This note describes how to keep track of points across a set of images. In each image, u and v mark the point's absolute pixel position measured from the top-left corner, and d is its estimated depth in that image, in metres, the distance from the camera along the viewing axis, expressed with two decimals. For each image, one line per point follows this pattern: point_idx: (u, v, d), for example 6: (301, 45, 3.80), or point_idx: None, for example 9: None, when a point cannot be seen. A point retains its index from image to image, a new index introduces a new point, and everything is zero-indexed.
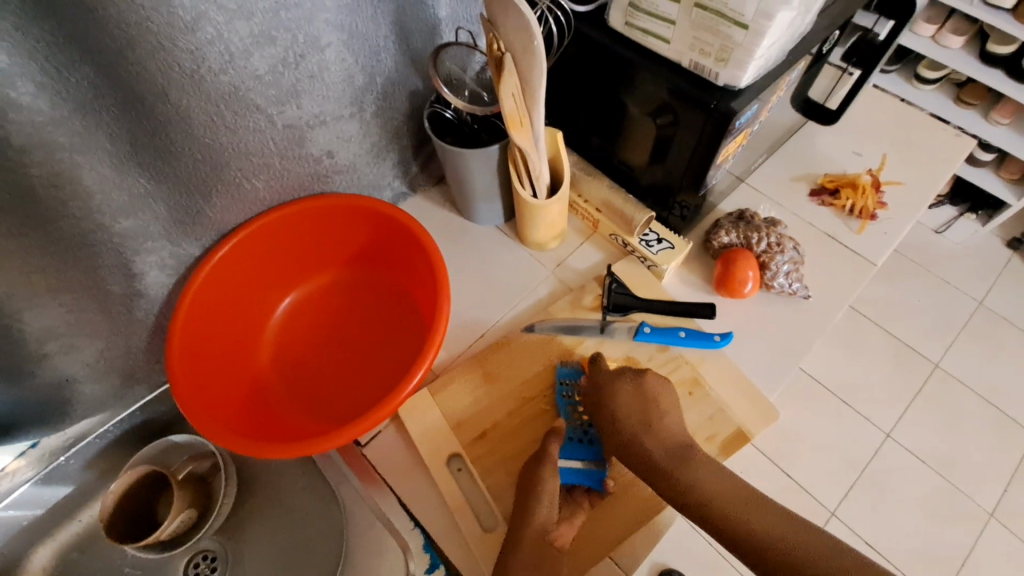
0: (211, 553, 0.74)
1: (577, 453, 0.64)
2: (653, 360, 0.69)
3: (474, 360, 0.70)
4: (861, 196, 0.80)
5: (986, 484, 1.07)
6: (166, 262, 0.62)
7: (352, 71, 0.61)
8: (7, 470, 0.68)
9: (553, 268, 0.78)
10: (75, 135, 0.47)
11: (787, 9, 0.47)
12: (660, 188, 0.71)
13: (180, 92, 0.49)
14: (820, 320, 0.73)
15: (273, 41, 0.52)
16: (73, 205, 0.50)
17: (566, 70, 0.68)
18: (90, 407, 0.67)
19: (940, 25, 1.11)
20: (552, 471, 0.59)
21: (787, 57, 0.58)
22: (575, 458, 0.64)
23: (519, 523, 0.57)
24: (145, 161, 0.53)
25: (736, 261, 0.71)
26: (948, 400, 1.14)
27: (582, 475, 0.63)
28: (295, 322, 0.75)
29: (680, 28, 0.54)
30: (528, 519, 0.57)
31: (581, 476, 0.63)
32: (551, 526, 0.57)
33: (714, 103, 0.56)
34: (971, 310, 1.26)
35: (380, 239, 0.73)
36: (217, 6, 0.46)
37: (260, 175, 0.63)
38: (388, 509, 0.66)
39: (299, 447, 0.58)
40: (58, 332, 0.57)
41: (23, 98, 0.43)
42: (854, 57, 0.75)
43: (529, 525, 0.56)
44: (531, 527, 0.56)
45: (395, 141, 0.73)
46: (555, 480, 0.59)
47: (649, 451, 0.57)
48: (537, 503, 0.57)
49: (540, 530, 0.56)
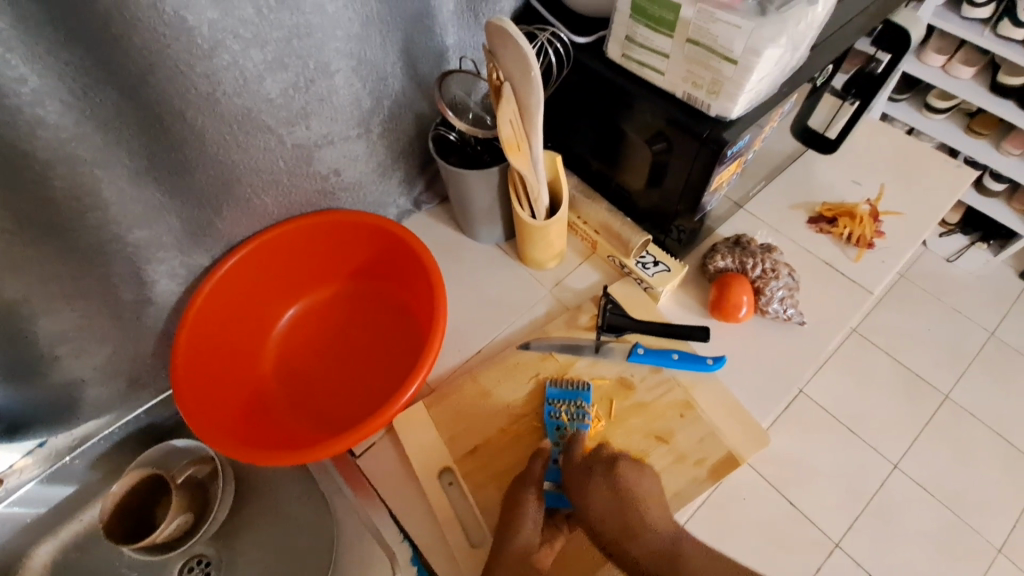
0: (206, 558, 0.75)
1: (565, 477, 0.65)
2: (645, 381, 0.70)
3: (469, 375, 0.71)
4: (857, 226, 0.81)
5: (992, 518, 1.05)
6: (177, 271, 0.64)
7: (359, 95, 0.64)
8: (14, 467, 0.70)
9: (551, 288, 0.79)
10: (95, 152, 0.50)
11: (775, 46, 0.49)
12: (658, 213, 0.73)
13: (196, 113, 0.52)
14: (815, 346, 0.74)
15: (285, 67, 0.55)
16: (91, 216, 0.53)
17: (566, 97, 0.71)
18: (97, 409, 0.69)
19: (950, 55, 1.11)
20: (537, 495, 0.60)
21: (780, 89, 0.59)
22: (565, 483, 0.64)
23: (503, 542, 0.58)
24: (161, 176, 0.56)
25: (730, 285, 0.73)
26: (956, 433, 1.12)
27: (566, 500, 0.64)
28: (297, 333, 0.77)
29: (674, 61, 0.56)
30: (512, 538, 0.58)
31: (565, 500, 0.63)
32: (532, 550, 0.58)
33: (706, 132, 0.57)
34: (983, 340, 1.26)
35: (382, 254, 0.76)
36: (233, 35, 0.49)
37: (269, 190, 0.65)
38: (379, 521, 0.67)
39: (294, 456, 0.59)
40: (70, 335, 0.59)
41: (51, 117, 0.45)
42: (854, 88, 0.75)
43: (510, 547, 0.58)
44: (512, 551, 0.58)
45: (400, 160, 0.76)
46: (538, 507, 0.60)
47: (612, 480, 0.59)
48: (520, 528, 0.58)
49: (523, 549, 0.58)
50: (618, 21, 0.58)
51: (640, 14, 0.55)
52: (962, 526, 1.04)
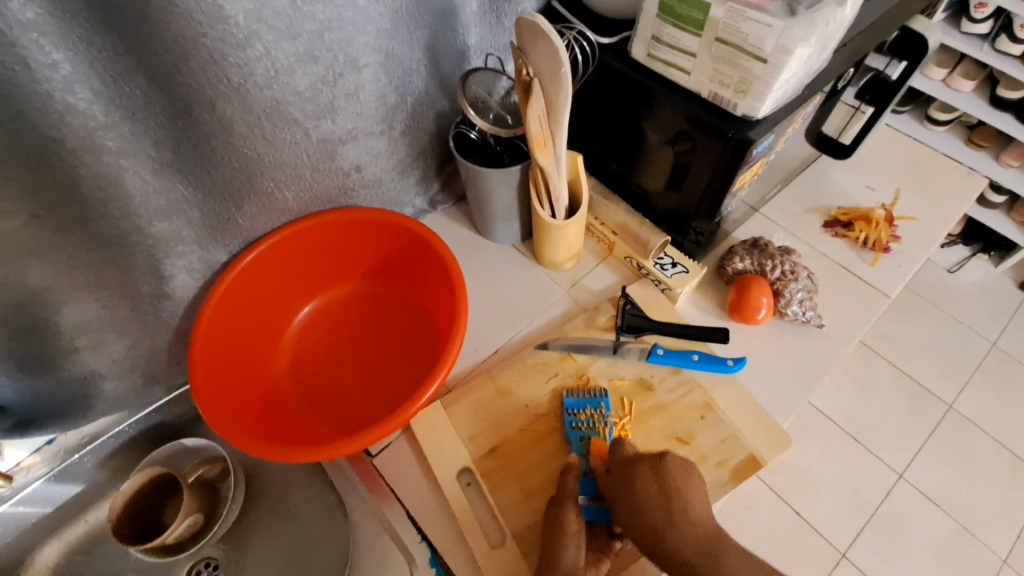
0: (214, 561, 0.74)
1: (597, 490, 0.64)
2: (666, 382, 0.70)
3: (488, 375, 0.71)
4: (873, 229, 0.81)
5: (1003, 530, 1.04)
6: (195, 266, 0.64)
7: (385, 91, 0.64)
8: (22, 465, 0.68)
9: (568, 288, 0.79)
10: (122, 141, 0.49)
11: (805, 45, 0.50)
12: (677, 214, 0.73)
13: (225, 103, 0.52)
14: (832, 350, 0.74)
15: (315, 60, 0.55)
16: (114, 206, 0.52)
17: (587, 96, 0.71)
18: (109, 406, 0.68)
19: (952, 68, 1.13)
20: (575, 510, 0.59)
21: (803, 91, 0.60)
22: (594, 495, 0.64)
23: (547, 562, 0.56)
24: (185, 169, 0.56)
25: (750, 287, 0.73)
26: (962, 443, 1.12)
27: (604, 512, 0.63)
28: (313, 331, 0.76)
29: (701, 61, 0.56)
30: (556, 555, 0.56)
31: (600, 513, 0.63)
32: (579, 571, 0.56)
33: (732, 132, 0.57)
34: (986, 351, 1.26)
35: (400, 253, 0.75)
36: (267, 26, 0.49)
37: (291, 185, 0.65)
38: (396, 522, 0.65)
39: (314, 453, 0.58)
40: (89, 327, 0.59)
41: (81, 104, 0.45)
42: (868, 94, 0.76)
43: (557, 561, 0.56)
44: (559, 566, 0.55)
45: (419, 159, 0.76)
46: (577, 518, 0.59)
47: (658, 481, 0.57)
48: (564, 542, 0.57)
49: (569, 567, 0.55)
50: (644, 21, 0.59)
51: (668, 14, 0.56)
52: (968, 536, 1.04)
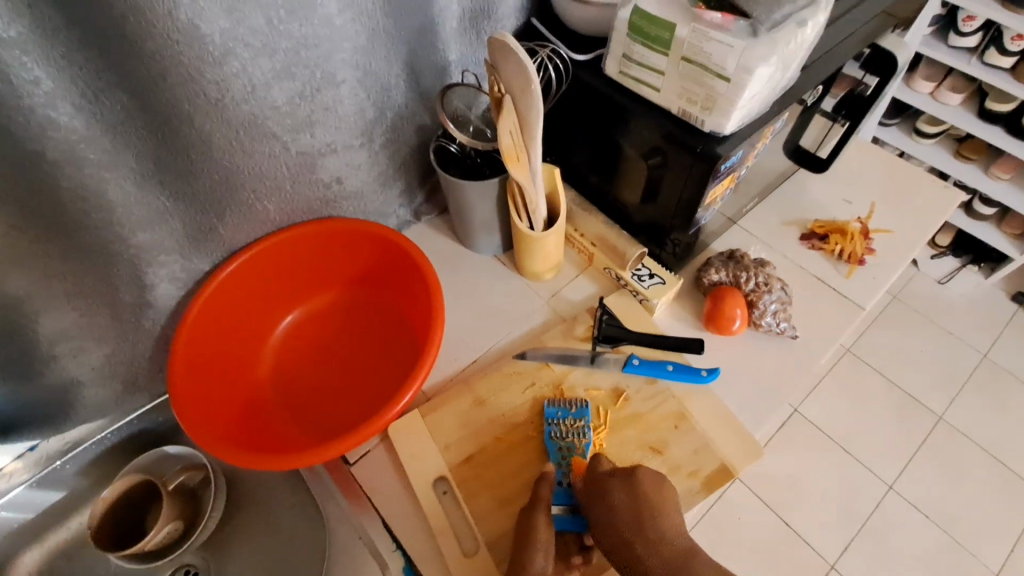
0: (194, 568, 0.74)
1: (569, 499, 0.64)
2: (641, 392, 0.70)
3: (465, 384, 0.71)
4: (849, 242, 0.83)
5: (991, 543, 1.04)
6: (176, 275, 0.65)
7: (363, 105, 0.66)
8: (6, 471, 0.72)
9: (548, 298, 0.80)
10: (103, 153, 0.51)
11: (765, 65, 0.51)
12: (653, 226, 0.74)
13: (204, 118, 0.54)
14: (807, 361, 0.74)
15: (292, 76, 0.57)
16: (96, 216, 0.54)
17: (564, 111, 0.73)
18: (91, 412, 0.69)
19: (939, 82, 1.15)
20: (546, 519, 0.59)
21: (771, 107, 0.61)
22: (567, 505, 0.64)
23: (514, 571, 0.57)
24: (166, 180, 0.57)
25: (725, 298, 0.74)
26: (949, 454, 1.12)
27: (573, 521, 0.63)
28: (295, 340, 0.78)
29: (669, 78, 0.58)
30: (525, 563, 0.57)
31: (570, 522, 0.63)
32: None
33: (700, 146, 0.59)
34: (975, 362, 1.26)
35: (382, 262, 0.76)
36: (244, 44, 0.51)
37: (272, 197, 0.66)
38: (372, 529, 0.66)
39: (288, 460, 0.59)
40: (69, 334, 0.60)
41: (62, 118, 0.46)
42: (844, 109, 0.76)
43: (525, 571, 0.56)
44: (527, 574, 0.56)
45: (401, 170, 0.77)
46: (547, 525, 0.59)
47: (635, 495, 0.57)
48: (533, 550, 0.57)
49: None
50: (615, 39, 0.60)
51: (636, 33, 0.58)
52: (955, 549, 1.04)
